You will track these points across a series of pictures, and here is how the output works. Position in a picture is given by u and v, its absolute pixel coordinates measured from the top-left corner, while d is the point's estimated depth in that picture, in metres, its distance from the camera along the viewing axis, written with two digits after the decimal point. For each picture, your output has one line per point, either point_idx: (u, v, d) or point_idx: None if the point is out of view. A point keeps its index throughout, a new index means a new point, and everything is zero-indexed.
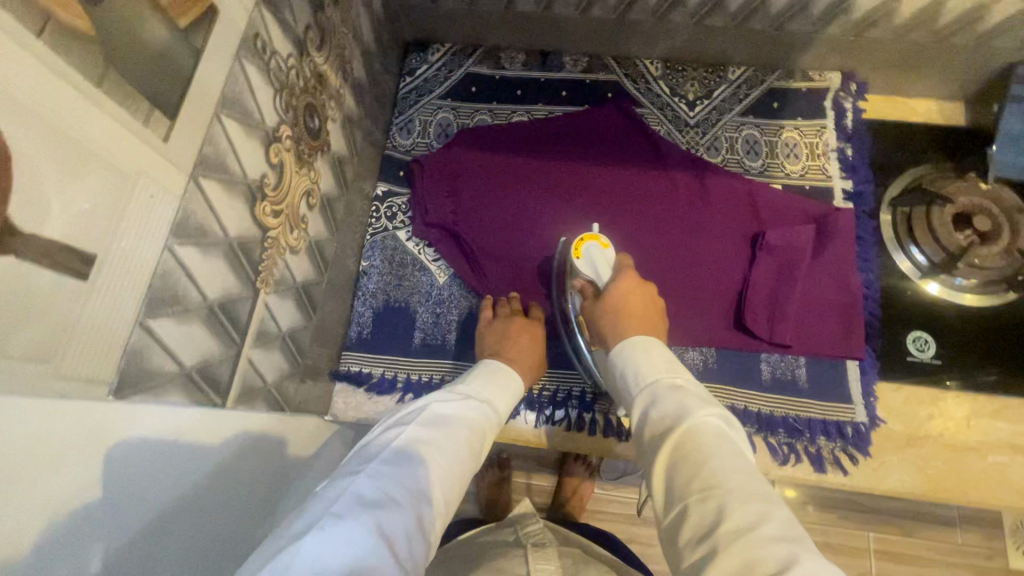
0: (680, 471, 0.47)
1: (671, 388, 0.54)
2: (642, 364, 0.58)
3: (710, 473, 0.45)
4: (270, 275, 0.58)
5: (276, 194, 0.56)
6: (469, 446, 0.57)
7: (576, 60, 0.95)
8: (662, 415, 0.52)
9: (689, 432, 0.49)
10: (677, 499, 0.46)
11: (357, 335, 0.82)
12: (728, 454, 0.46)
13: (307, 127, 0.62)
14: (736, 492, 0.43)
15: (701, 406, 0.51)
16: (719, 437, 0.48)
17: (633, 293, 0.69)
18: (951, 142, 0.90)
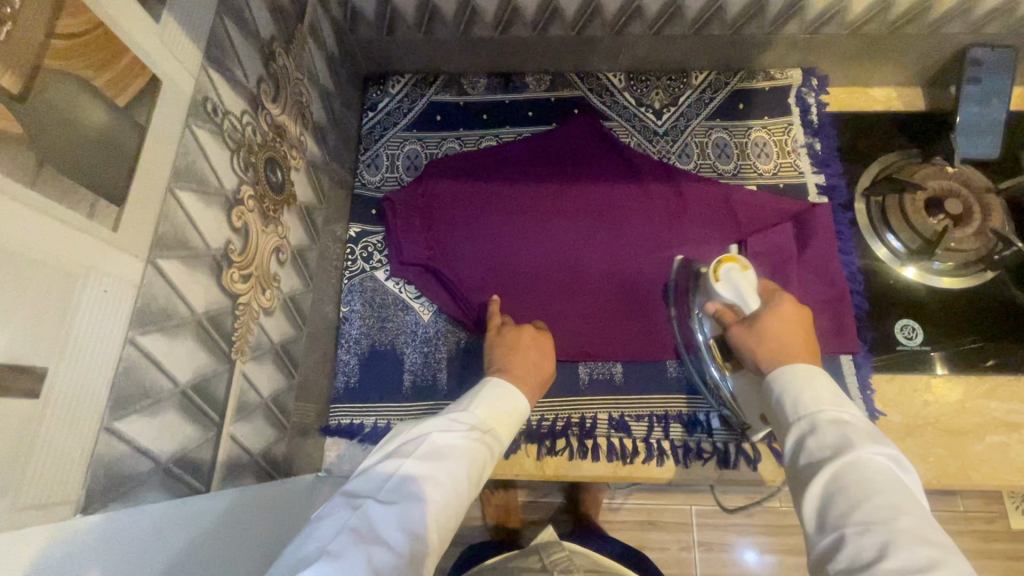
0: (839, 501, 0.46)
1: (836, 418, 0.51)
2: (803, 389, 0.55)
3: (873, 511, 0.44)
4: (245, 342, 0.55)
5: (242, 259, 0.53)
6: (469, 476, 0.56)
7: (539, 79, 0.94)
8: (826, 444, 0.49)
9: (850, 466, 0.47)
10: (826, 530, 0.45)
11: (344, 385, 0.79)
12: (895, 494, 0.45)
13: (270, 182, 0.59)
14: (903, 533, 0.42)
15: (869, 441, 0.48)
16: (889, 478, 0.46)
17: (786, 315, 0.63)
18: (914, 127, 0.91)
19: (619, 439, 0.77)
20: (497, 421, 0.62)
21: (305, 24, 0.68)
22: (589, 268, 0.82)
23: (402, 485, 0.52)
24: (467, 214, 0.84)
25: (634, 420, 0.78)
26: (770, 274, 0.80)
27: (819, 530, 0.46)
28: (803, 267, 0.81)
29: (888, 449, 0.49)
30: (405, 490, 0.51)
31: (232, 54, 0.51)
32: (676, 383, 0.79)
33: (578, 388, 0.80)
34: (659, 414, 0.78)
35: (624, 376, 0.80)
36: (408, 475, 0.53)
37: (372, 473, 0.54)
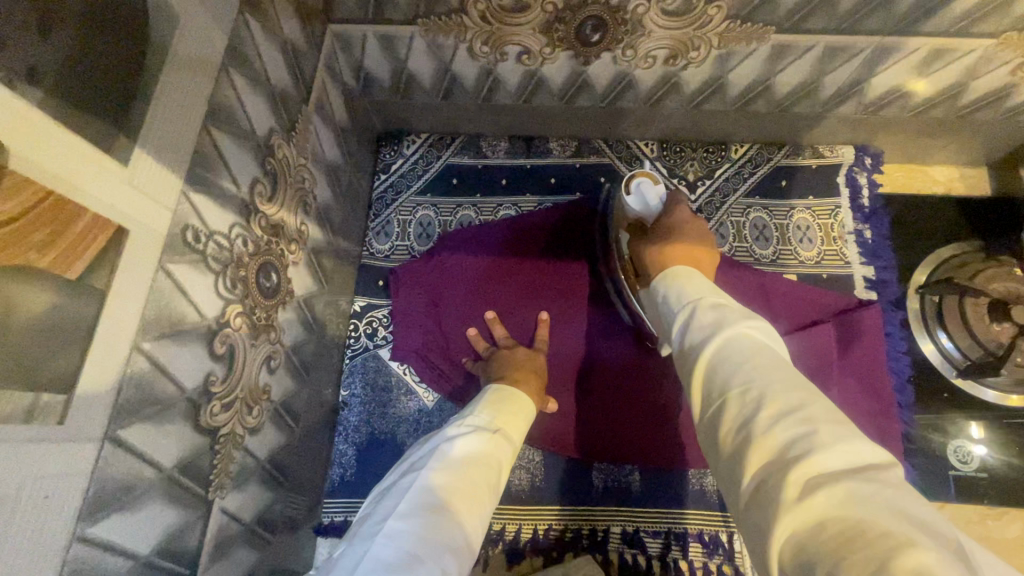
0: (715, 370, 0.39)
1: (715, 301, 0.45)
2: (685, 286, 0.49)
3: (748, 370, 0.37)
4: (225, 474, 0.50)
5: (224, 387, 0.48)
6: (488, 484, 0.51)
7: (563, 144, 0.88)
8: (701, 323, 0.43)
9: (729, 341, 0.40)
10: (708, 409, 0.39)
11: (339, 478, 0.74)
12: (769, 354, 0.38)
13: (262, 289, 0.54)
14: (773, 383, 0.36)
15: (742, 316, 0.42)
16: (764, 346, 0.39)
17: (690, 229, 0.59)
18: (978, 216, 0.83)
19: (633, 555, 0.71)
20: (505, 427, 0.58)
21: (310, 103, 0.63)
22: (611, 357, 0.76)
23: (419, 497, 0.47)
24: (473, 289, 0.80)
25: (650, 537, 0.71)
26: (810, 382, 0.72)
27: (706, 409, 0.39)
28: (847, 373, 0.73)
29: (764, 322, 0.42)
30: (424, 500, 0.46)
31: (221, 165, 0.46)
32: (700, 498, 0.72)
33: (590, 496, 0.73)
34: (677, 530, 0.71)
35: (642, 485, 0.73)
36: (424, 488, 0.48)
37: (383, 500, 0.49)
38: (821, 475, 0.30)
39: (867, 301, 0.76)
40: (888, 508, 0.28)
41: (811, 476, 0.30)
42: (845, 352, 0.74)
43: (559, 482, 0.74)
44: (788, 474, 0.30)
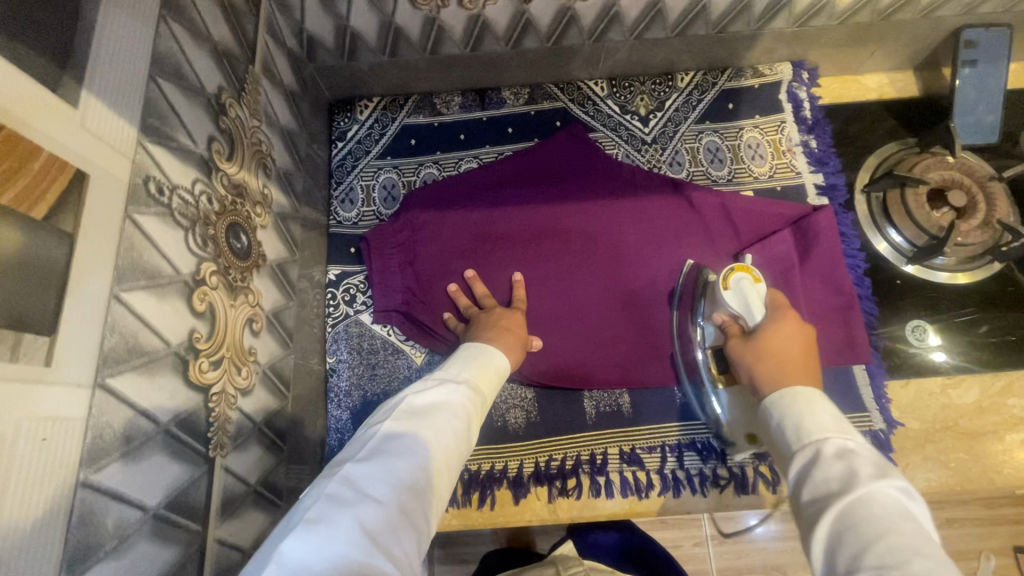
0: (848, 540, 0.41)
1: (845, 448, 0.48)
2: (804, 417, 0.52)
3: (881, 550, 0.39)
4: (224, 434, 0.50)
5: (210, 345, 0.48)
6: (453, 434, 0.53)
7: (516, 92, 0.89)
8: (829, 474, 0.46)
9: (860, 503, 0.42)
10: (838, 574, 0.40)
11: (337, 442, 0.74)
12: (904, 531, 0.40)
13: (233, 250, 0.54)
14: (912, 567, 0.37)
15: (877, 474, 0.44)
16: (899, 515, 0.41)
17: (792, 335, 0.62)
18: (908, 114, 0.88)
19: (633, 472, 0.74)
20: (476, 382, 0.60)
21: (257, 64, 0.61)
22: (588, 290, 0.79)
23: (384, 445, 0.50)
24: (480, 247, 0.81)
25: (647, 452, 0.74)
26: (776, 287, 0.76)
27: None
28: (808, 275, 0.77)
29: (901, 487, 0.43)
30: (387, 446, 0.49)
31: (174, 119, 0.45)
32: (688, 409, 0.76)
33: (585, 424, 0.76)
34: (671, 442, 0.75)
35: (633, 406, 0.76)
36: (390, 435, 0.51)
37: (354, 442, 0.52)
38: None
39: (819, 205, 0.80)
40: None
41: None
42: (808, 255, 0.78)
43: (555, 414, 0.76)
44: None
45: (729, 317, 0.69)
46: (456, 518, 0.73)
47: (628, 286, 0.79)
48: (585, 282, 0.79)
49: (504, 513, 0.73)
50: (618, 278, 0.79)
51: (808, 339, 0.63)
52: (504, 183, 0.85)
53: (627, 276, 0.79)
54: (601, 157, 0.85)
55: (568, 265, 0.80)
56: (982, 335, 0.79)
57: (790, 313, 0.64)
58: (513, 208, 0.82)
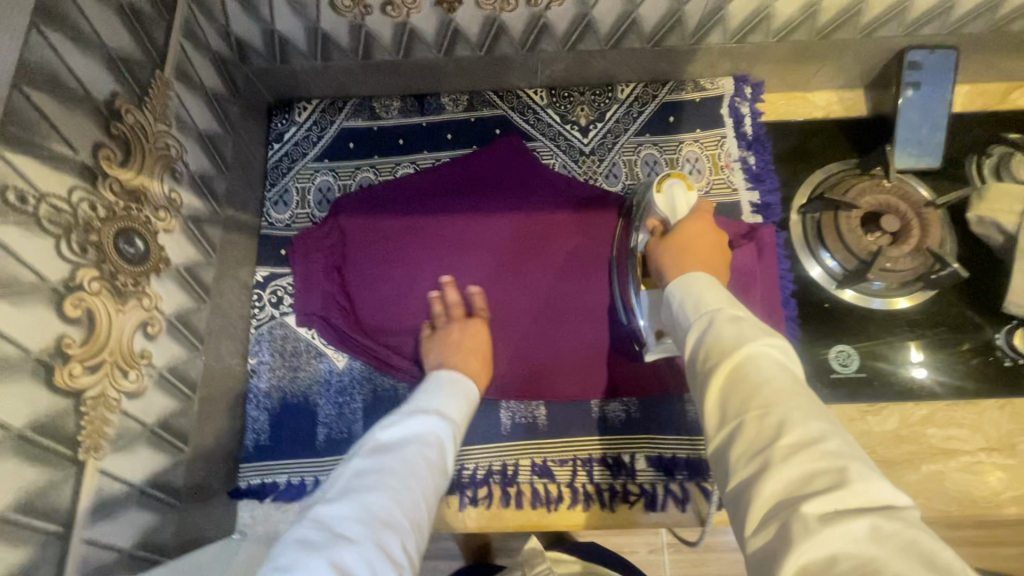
0: (737, 390, 0.42)
1: (735, 314, 0.48)
2: (701, 294, 0.52)
3: (768, 395, 0.40)
4: (101, 436, 0.51)
5: (84, 349, 0.49)
6: (427, 464, 0.54)
7: (456, 98, 0.88)
8: (722, 334, 0.46)
9: (747, 358, 0.43)
10: (725, 424, 0.41)
11: (253, 443, 0.75)
12: (785, 379, 0.41)
13: (124, 256, 0.54)
14: (795, 409, 0.39)
15: (762, 335, 0.45)
16: (780, 363, 0.43)
17: (703, 235, 0.63)
18: (853, 134, 0.86)
19: (543, 485, 0.74)
20: (446, 412, 0.61)
21: (167, 68, 0.62)
22: (514, 299, 0.80)
23: (355, 483, 0.50)
24: (431, 258, 0.81)
25: (559, 465, 0.75)
26: None
27: (722, 425, 0.42)
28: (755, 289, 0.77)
29: (783, 343, 0.45)
30: (356, 484, 0.49)
31: (46, 126, 0.46)
32: (602, 423, 0.76)
33: (500, 434, 0.76)
34: (584, 456, 0.75)
35: (548, 418, 0.77)
36: (358, 473, 0.51)
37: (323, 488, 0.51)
38: (834, 508, 0.33)
39: (757, 223, 0.81)
40: (902, 539, 0.31)
41: (824, 510, 0.33)
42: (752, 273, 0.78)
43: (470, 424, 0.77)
44: (804, 505, 0.33)
45: (659, 221, 0.69)
46: None
47: (577, 297, 0.79)
48: (532, 295, 0.80)
49: None
50: (567, 289, 0.80)
51: (721, 245, 0.64)
52: (454, 193, 0.84)
53: (575, 288, 0.80)
54: (543, 169, 0.85)
55: (516, 278, 0.80)
56: (963, 352, 0.77)
57: (706, 216, 0.65)
58: (464, 222, 0.82)
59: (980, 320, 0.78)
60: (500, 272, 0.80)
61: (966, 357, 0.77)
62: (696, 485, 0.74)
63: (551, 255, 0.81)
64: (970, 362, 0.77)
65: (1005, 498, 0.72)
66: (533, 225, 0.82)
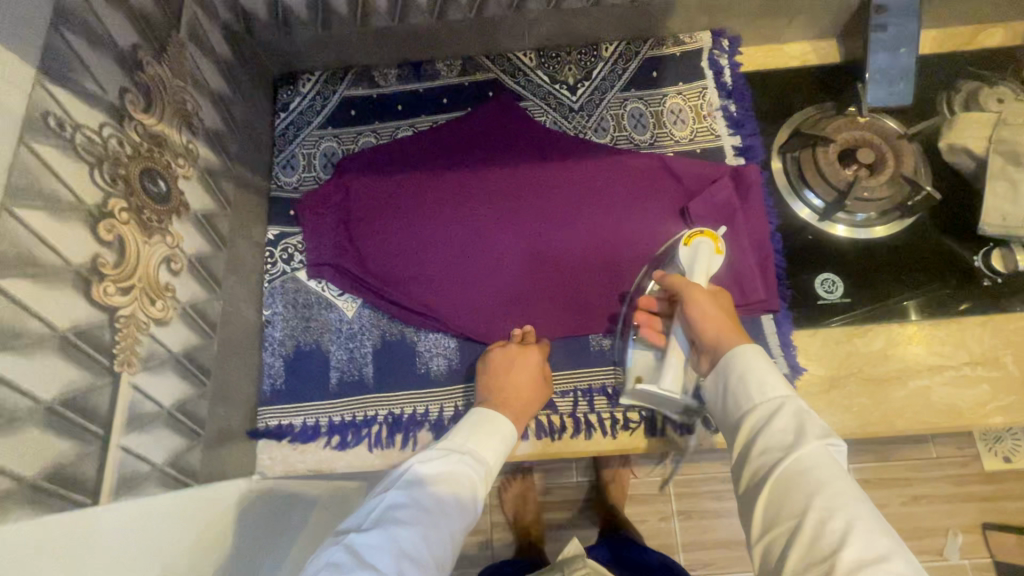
0: (798, 489, 0.49)
1: (798, 406, 0.55)
2: (762, 370, 0.58)
3: (833, 500, 0.47)
4: (133, 353, 0.55)
5: (118, 271, 0.53)
6: (455, 502, 0.58)
7: (450, 65, 0.94)
8: (776, 433, 0.53)
9: (809, 456, 0.50)
10: (784, 519, 0.49)
11: (270, 388, 0.80)
12: (845, 483, 0.49)
13: (149, 193, 0.59)
14: (863, 524, 0.46)
15: (822, 430, 0.52)
16: (836, 465, 0.50)
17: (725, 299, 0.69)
18: (828, 79, 0.91)
19: (547, 416, 0.78)
20: (481, 450, 0.64)
21: (181, 30, 0.67)
22: (512, 248, 0.83)
23: (388, 516, 0.55)
24: (433, 214, 0.85)
25: (560, 397, 0.79)
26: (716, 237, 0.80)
27: (782, 520, 0.49)
28: (743, 227, 0.80)
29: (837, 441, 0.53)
30: (388, 517, 0.55)
31: (81, 68, 0.51)
32: (600, 356, 0.80)
33: None
34: (583, 387, 0.79)
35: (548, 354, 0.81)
36: (392, 505, 0.56)
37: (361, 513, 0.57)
38: None
39: (738, 165, 0.84)
40: None
41: None
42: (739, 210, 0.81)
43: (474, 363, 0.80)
44: None
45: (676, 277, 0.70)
46: (378, 459, 0.78)
47: (578, 248, 0.83)
48: (534, 248, 0.83)
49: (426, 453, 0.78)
50: (569, 243, 0.83)
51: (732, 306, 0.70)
52: (453, 154, 0.89)
53: (576, 241, 0.83)
54: (537, 128, 0.90)
55: (519, 232, 0.84)
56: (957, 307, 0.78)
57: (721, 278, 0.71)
58: (462, 178, 0.87)
59: (958, 246, 0.81)
60: (500, 225, 0.84)
61: (942, 281, 0.79)
62: None
63: (552, 211, 0.84)
64: (949, 287, 0.79)
65: (991, 408, 0.74)
66: (531, 181, 0.86)
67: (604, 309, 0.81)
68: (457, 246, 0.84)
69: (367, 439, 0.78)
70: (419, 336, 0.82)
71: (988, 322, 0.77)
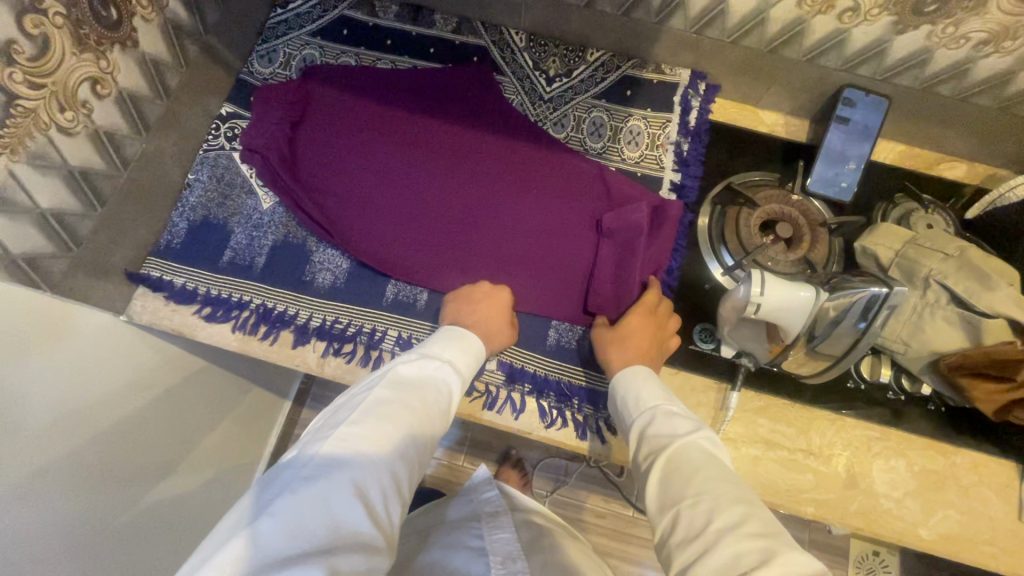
0: (670, 481, 0.53)
1: (667, 409, 0.61)
2: (640, 389, 0.65)
3: (699, 483, 0.51)
4: (21, 145, 0.59)
5: (33, 66, 0.58)
6: (435, 406, 0.60)
7: (447, 20, 0.98)
8: (658, 435, 0.58)
9: (671, 454, 0.55)
10: (664, 514, 0.51)
11: (166, 243, 0.83)
12: (709, 466, 0.52)
13: (96, 15, 0.64)
14: (719, 493, 0.49)
15: (691, 429, 0.57)
16: (701, 454, 0.54)
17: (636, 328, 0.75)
18: (786, 152, 0.93)
19: (401, 357, 0.80)
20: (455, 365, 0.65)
21: None
22: (434, 200, 0.87)
23: (374, 411, 0.55)
24: (377, 142, 0.88)
25: (420, 344, 0.81)
26: (619, 254, 0.84)
27: (660, 512, 0.52)
28: (646, 255, 0.84)
29: (711, 433, 0.57)
30: (374, 413, 0.55)
31: None
32: None
33: (380, 302, 0.83)
34: None
35: (426, 304, 0.83)
36: (377, 402, 0.56)
37: (343, 405, 0.57)
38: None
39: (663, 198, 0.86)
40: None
41: None
42: (650, 238, 0.85)
43: (357, 286, 0.83)
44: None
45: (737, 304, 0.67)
46: (236, 342, 0.81)
47: (493, 221, 0.86)
48: (454, 204, 0.87)
49: (280, 352, 0.80)
50: (487, 210, 0.86)
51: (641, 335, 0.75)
52: (415, 97, 0.93)
53: (495, 212, 0.86)
54: (499, 100, 0.93)
55: (447, 187, 0.87)
56: (812, 394, 0.81)
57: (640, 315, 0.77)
58: (416, 122, 0.90)
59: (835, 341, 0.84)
60: (431, 173, 0.87)
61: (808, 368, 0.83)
62: (534, 400, 0.79)
63: (484, 177, 0.88)
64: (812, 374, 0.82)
65: (806, 497, 0.76)
66: (475, 145, 0.90)
67: (493, 280, 0.84)
68: (386, 178, 0.87)
69: (234, 320, 0.81)
70: (318, 247, 0.85)
71: (837, 420, 0.80)
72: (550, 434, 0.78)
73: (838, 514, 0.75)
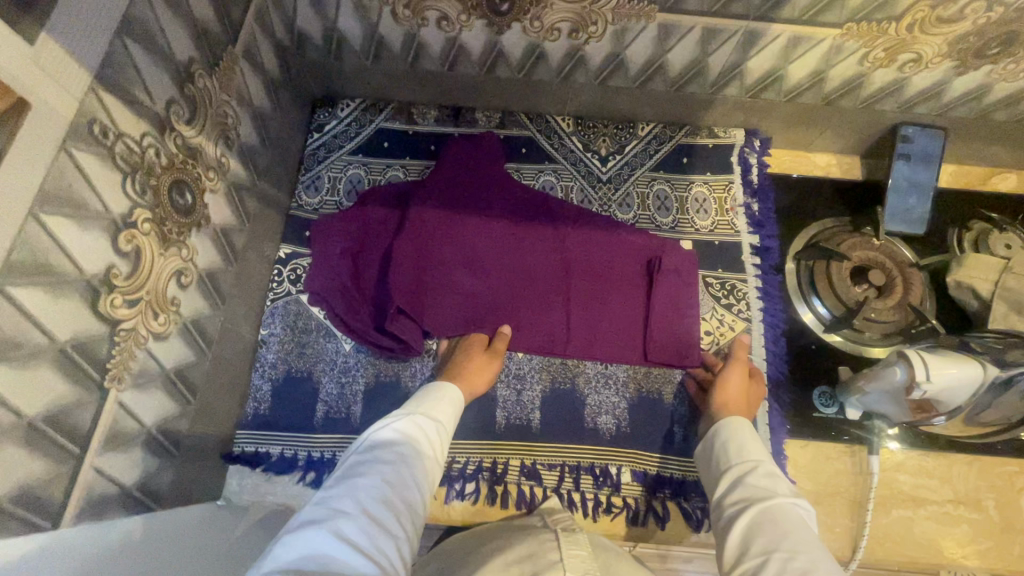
0: (758, 538, 0.49)
1: (773, 469, 0.57)
2: (741, 442, 0.61)
3: (793, 543, 0.47)
4: (125, 369, 0.53)
5: (128, 283, 0.52)
6: (423, 466, 0.54)
7: (489, 116, 0.95)
8: (758, 487, 0.54)
9: (770, 510, 0.51)
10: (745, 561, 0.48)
11: (253, 411, 0.77)
12: (804, 529, 0.49)
13: (176, 206, 0.58)
14: (810, 557, 0.45)
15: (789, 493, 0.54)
16: (798, 521, 0.50)
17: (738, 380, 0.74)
18: (850, 194, 0.93)
19: (530, 487, 0.76)
20: (435, 410, 0.62)
21: (238, 46, 0.67)
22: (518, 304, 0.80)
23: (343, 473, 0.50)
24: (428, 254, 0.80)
25: (546, 469, 0.77)
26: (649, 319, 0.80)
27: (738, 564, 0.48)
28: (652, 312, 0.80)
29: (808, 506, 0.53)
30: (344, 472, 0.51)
31: (133, 75, 0.50)
32: (594, 435, 0.78)
33: (494, 431, 0.78)
34: (571, 463, 0.77)
35: (542, 423, 0.78)
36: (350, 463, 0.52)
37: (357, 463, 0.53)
38: None
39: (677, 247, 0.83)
40: None
41: None
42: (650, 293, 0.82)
43: (466, 420, 0.78)
44: None
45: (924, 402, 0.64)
46: None
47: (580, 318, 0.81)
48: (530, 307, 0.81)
49: None
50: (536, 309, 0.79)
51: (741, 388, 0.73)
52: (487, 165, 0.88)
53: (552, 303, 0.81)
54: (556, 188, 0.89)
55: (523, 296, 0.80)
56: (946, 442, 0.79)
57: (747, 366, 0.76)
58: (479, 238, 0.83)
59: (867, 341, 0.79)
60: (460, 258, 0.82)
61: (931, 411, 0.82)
62: (677, 504, 0.75)
63: (561, 282, 0.82)
64: None
65: (968, 550, 0.75)
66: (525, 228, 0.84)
67: (602, 384, 0.80)
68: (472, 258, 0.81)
69: None
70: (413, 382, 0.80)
71: (976, 462, 0.78)
72: (701, 537, 0.74)
73: (1004, 562, 0.74)
